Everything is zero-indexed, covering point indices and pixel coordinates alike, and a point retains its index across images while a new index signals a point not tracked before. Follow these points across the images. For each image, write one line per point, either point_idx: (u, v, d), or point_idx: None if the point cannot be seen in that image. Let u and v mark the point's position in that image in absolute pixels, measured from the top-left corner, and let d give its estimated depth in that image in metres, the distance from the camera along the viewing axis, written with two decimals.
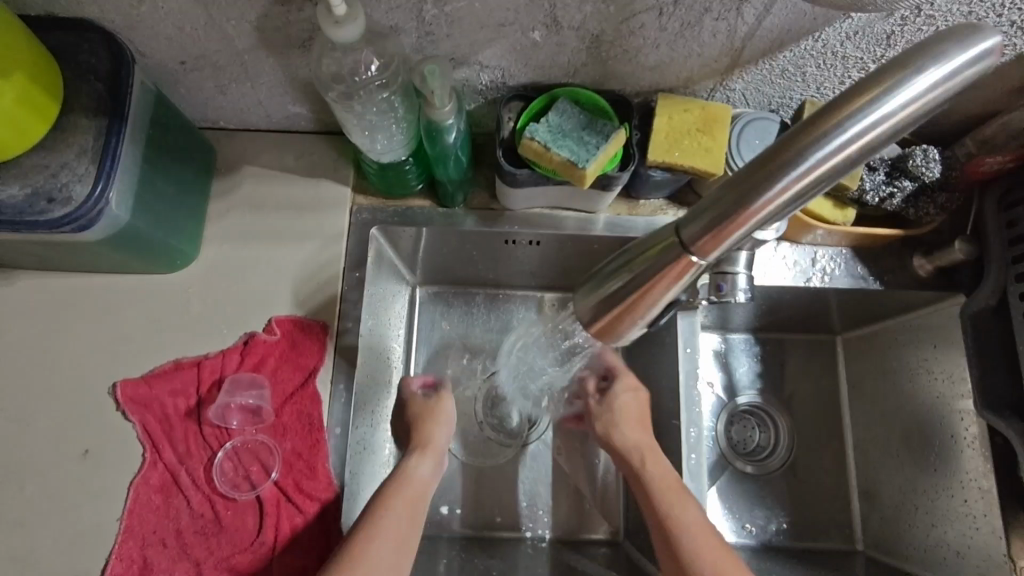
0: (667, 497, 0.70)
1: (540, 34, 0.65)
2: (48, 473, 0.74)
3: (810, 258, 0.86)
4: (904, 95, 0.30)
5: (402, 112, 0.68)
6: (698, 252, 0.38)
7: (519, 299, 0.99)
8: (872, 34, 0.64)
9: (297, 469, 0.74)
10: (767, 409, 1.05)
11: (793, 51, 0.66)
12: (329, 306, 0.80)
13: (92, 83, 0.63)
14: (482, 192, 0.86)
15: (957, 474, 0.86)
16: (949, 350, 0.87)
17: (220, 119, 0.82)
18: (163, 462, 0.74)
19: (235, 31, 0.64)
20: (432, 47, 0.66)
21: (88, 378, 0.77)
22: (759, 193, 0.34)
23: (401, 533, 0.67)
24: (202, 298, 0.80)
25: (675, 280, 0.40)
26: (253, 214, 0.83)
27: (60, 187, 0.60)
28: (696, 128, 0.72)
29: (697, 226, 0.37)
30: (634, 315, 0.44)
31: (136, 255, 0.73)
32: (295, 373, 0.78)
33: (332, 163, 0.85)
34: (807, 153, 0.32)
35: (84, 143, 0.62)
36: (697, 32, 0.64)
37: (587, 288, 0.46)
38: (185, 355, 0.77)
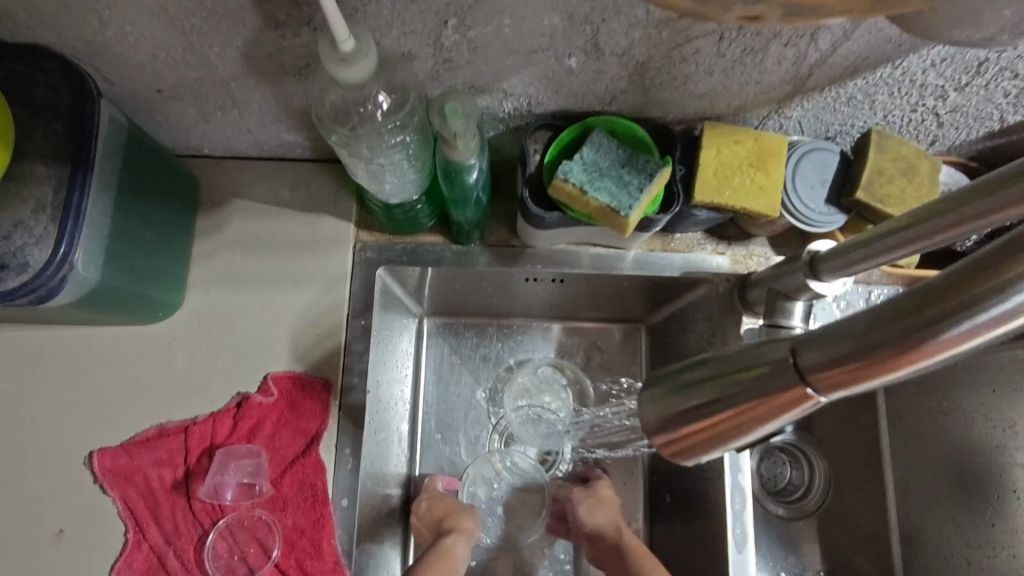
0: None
1: (576, 61, 0.56)
2: (16, 558, 0.65)
3: (864, 299, 0.75)
4: None
5: (415, 151, 0.59)
6: (819, 388, 0.30)
7: (534, 329, 0.89)
8: (961, 62, 0.55)
9: (300, 548, 0.67)
10: (801, 446, 1.00)
11: (866, 79, 0.58)
12: (332, 359, 0.71)
13: (49, 123, 0.53)
14: (499, 227, 0.77)
15: (1019, 532, 0.79)
16: (1010, 395, 0.81)
17: (203, 146, 0.73)
18: (147, 543, 0.66)
19: (219, 58, 0.54)
20: (450, 75, 0.57)
21: (60, 446, 0.68)
22: (928, 335, 0.26)
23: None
24: (188, 352, 0.71)
25: (777, 412, 0.32)
26: (244, 254, 0.74)
27: (13, 252, 0.50)
28: (749, 162, 0.64)
29: (826, 356, 0.29)
30: (715, 441, 0.35)
31: (112, 311, 0.64)
32: (295, 438, 0.69)
33: (332, 195, 0.75)
34: (1006, 292, 0.25)
35: (43, 196, 0.52)
36: (759, 58, 0.55)
37: (650, 394, 0.37)
38: (170, 419, 0.69)
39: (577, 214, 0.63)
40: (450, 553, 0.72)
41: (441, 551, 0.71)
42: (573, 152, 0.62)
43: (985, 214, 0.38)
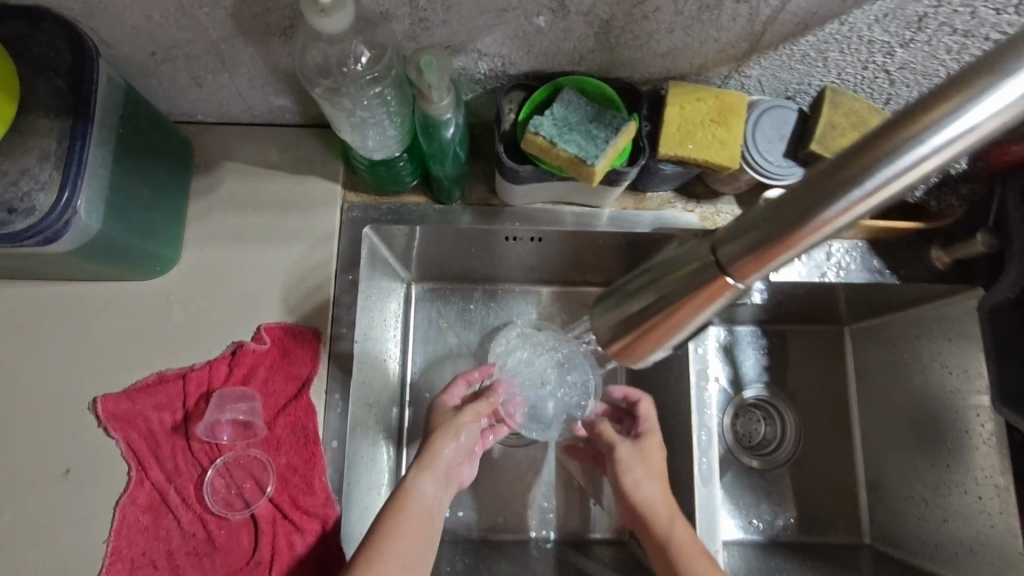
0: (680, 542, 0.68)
1: (545, 19, 0.60)
2: (26, 496, 0.70)
3: (825, 252, 0.82)
4: (996, 104, 0.26)
5: (395, 106, 0.63)
6: (735, 275, 0.34)
7: (518, 294, 0.94)
8: (902, 17, 0.59)
9: (293, 484, 0.71)
10: (774, 401, 1.02)
11: (817, 35, 0.62)
12: (322, 310, 0.76)
13: (52, 81, 0.57)
14: (479, 187, 0.81)
15: (970, 470, 0.84)
16: (965, 344, 0.84)
17: (196, 111, 0.76)
18: (150, 481, 0.70)
19: (208, 18, 0.58)
20: (427, 35, 0.61)
21: (65, 394, 0.72)
22: (814, 214, 0.30)
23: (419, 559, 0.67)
24: (185, 306, 0.75)
25: (704, 304, 0.36)
26: (236, 213, 0.78)
27: (21, 196, 0.54)
28: (711, 117, 0.68)
29: (739, 244, 0.33)
30: (658, 339, 0.40)
31: (112, 263, 0.68)
32: (287, 383, 0.74)
33: (320, 157, 0.79)
34: (874, 170, 0.28)
35: (47, 147, 0.56)
36: (715, 15, 0.59)
37: (606, 305, 0.42)
38: (169, 367, 0.73)
39: (551, 167, 0.67)
40: (412, 493, 0.71)
41: (399, 496, 0.71)
42: (545, 109, 0.66)
43: None
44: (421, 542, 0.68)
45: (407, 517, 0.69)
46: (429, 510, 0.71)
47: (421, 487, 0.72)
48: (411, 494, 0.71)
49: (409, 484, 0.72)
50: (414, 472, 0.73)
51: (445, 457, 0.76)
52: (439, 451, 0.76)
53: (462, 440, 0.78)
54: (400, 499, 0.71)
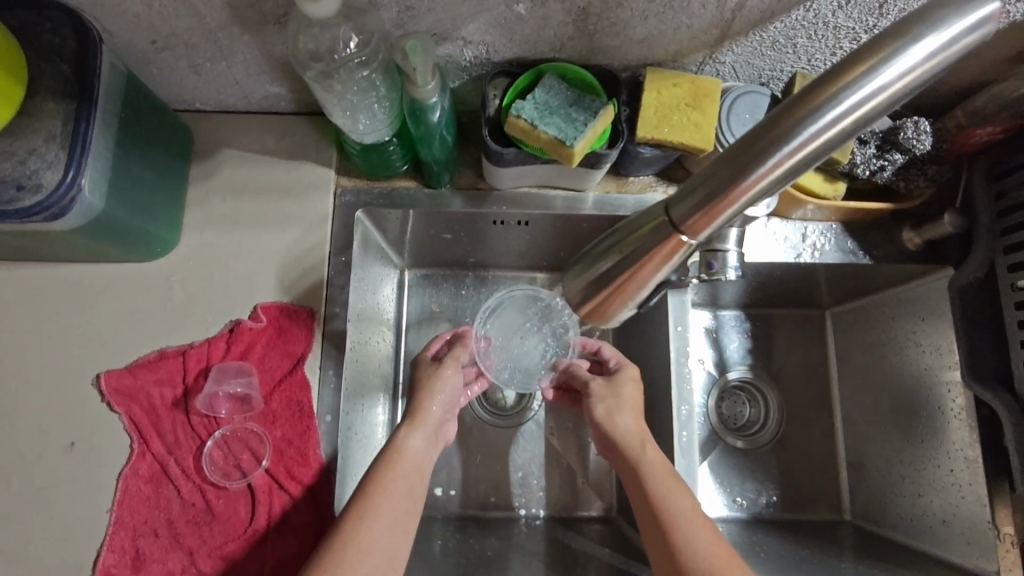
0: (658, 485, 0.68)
1: (524, 7, 0.63)
2: (33, 467, 0.73)
3: (800, 234, 0.85)
4: (901, 66, 0.29)
5: (384, 91, 0.66)
6: (688, 232, 0.37)
7: (509, 280, 0.97)
8: (864, 3, 0.62)
9: (288, 456, 0.74)
10: (758, 384, 1.03)
11: (784, 22, 0.65)
12: (316, 290, 0.79)
13: (57, 65, 0.61)
14: (468, 172, 0.84)
15: (944, 444, 0.85)
16: (937, 322, 0.86)
17: (195, 100, 0.80)
18: (151, 453, 0.73)
19: (206, 7, 0.61)
20: (413, 23, 0.64)
21: (70, 370, 0.75)
22: (750, 170, 0.33)
23: (406, 514, 0.68)
24: (184, 286, 0.78)
25: (663, 261, 0.39)
26: (234, 198, 0.81)
27: (29, 174, 0.58)
28: (685, 102, 0.71)
29: (688, 202, 0.36)
30: (623, 298, 0.43)
31: (114, 243, 0.72)
32: (283, 360, 0.77)
33: (315, 144, 0.83)
34: (800, 128, 0.31)
35: (53, 128, 0.59)
36: (686, 3, 0.62)
37: (575, 270, 0.45)
38: (170, 344, 0.76)
39: (533, 149, 0.70)
40: (403, 449, 0.73)
41: (389, 452, 0.72)
42: (528, 94, 0.70)
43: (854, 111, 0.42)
44: (409, 497, 0.69)
45: (401, 472, 0.70)
46: (418, 467, 0.73)
47: (411, 442, 0.74)
48: (401, 449, 0.73)
49: (400, 440, 0.74)
50: (404, 429, 0.75)
51: (433, 416, 0.78)
52: (427, 409, 0.78)
53: (445, 397, 0.81)
54: (391, 455, 0.72)
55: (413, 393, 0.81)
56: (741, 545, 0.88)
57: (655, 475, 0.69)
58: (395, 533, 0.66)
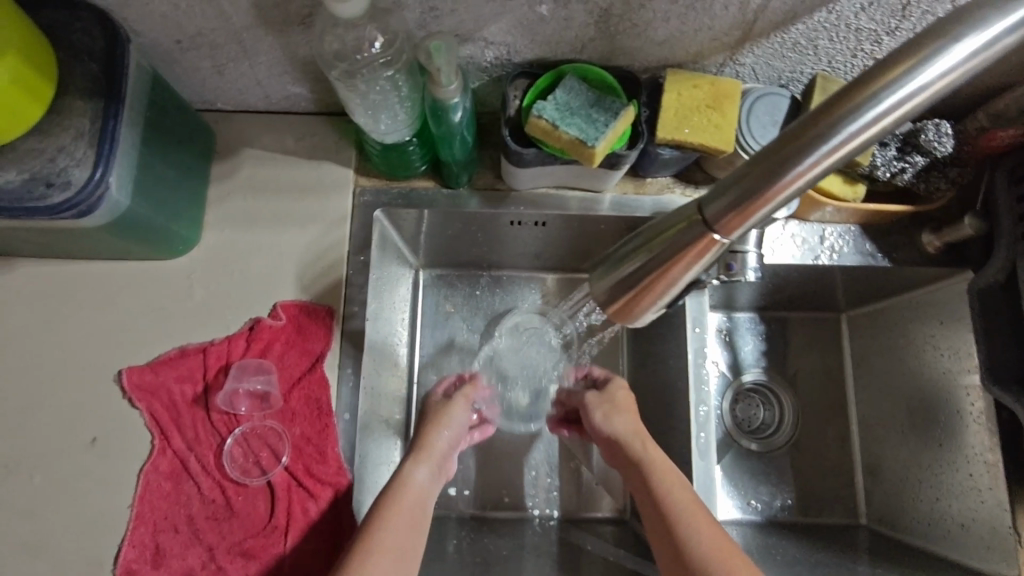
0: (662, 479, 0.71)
1: (547, 8, 0.63)
2: (56, 461, 0.73)
3: (818, 236, 0.85)
4: (942, 66, 0.29)
5: (406, 91, 0.67)
6: (721, 231, 0.37)
7: (524, 280, 0.97)
8: (887, 5, 0.62)
9: (307, 453, 0.75)
10: (773, 388, 1.02)
11: (806, 23, 0.65)
12: (335, 289, 0.79)
13: (86, 63, 0.62)
14: (486, 173, 0.84)
15: (962, 448, 0.85)
16: (956, 325, 0.85)
17: (217, 100, 0.80)
18: (172, 449, 0.74)
19: (232, 8, 0.62)
20: (436, 23, 0.64)
21: (92, 366, 0.76)
22: (786, 170, 0.33)
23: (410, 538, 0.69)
24: (205, 284, 0.79)
25: (695, 260, 0.39)
26: (254, 197, 0.82)
27: (58, 171, 0.59)
28: (707, 103, 0.71)
29: (723, 201, 0.36)
30: (652, 296, 0.43)
31: (137, 240, 0.72)
32: (301, 358, 0.77)
33: (334, 144, 0.83)
34: (838, 127, 0.31)
35: (82, 126, 0.61)
36: (708, 4, 0.62)
37: (602, 269, 0.45)
38: (190, 341, 0.77)
39: (550, 148, 0.71)
40: (409, 482, 0.74)
41: (395, 482, 0.74)
42: (548, 95, 0.70)
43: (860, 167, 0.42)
44: (413, 525, 0.70)
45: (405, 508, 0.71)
46: (422, 501, 0.73)
47: (417, 476, 0.75)
48: (408, 481, 0.74)
49: (406, 473, 0.75)
50: (409, 463, 0.77)
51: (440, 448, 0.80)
52: (432, 442, 0.80)
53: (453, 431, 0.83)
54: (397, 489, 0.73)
55: (421, 425, 0.83)
56: (756, 548, 0.88)
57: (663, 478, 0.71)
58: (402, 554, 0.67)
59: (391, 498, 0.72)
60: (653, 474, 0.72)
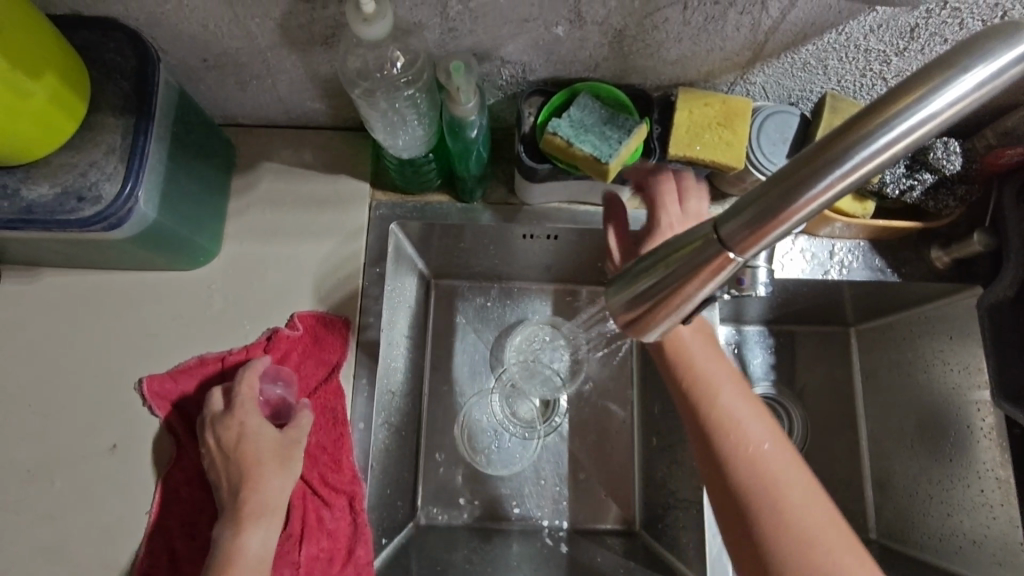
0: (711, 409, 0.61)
1: (562, 29, 0.65)
2: (76, 466, 0.75)
3: (828, 251, 0.86)
4: (952, 95, 0.30)
5: (425, 109, 0.68)
6: (736, 250, 0.38)
7: (534, 292, 0.98)
8: (896, 27, 0.63)
9: (322, 463, 0.76)
10: (783, 402, 1.01)
11: (816, 44, 0.67)
12: (351, 301, 0.81)
13: (118, 82, 0.64)
14: (499, 187, 0.86)
15: (973, 464, 0.85)
16: (966, 340, 0.85)
17: (238, 115, 0.82)
18: (189, 456, 0.75)
19: (258, 29, 0.64)
20: (454, 43, 0.66)
21: (113, 374, 0.78)
22: (802, 191, 0.34)
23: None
24: (224, 294, 0.81)
25: (709, 277, 0.40)
26: (273, 209, 0.83)
27: (89, 186, 0.61)
28: (717, 121, 0.72)
29: (739, 220, 0.37)
30: (666, 313, 0.44)
31: (161, 251, 0.74)
32: (318, 368, 0.79)
33: (351, 159, 0.85)
34: (852, 151, 0.32)
35: (112, 142, 0.63)
36: (720, 26, 0.64)
37: (618, 284, 0.46)
38: (209, 351, 0.78)
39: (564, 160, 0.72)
40: (239, 551, 0.66)
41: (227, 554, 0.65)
42: (562, 112, 0.72)
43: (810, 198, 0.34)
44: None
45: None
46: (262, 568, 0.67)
47: (247, 544, 0.67)
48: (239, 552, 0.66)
49: (233, 541, 0.66)
50: (230, 531, 0.67)
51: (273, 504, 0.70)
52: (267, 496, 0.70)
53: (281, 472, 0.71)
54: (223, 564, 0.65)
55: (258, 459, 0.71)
56: None
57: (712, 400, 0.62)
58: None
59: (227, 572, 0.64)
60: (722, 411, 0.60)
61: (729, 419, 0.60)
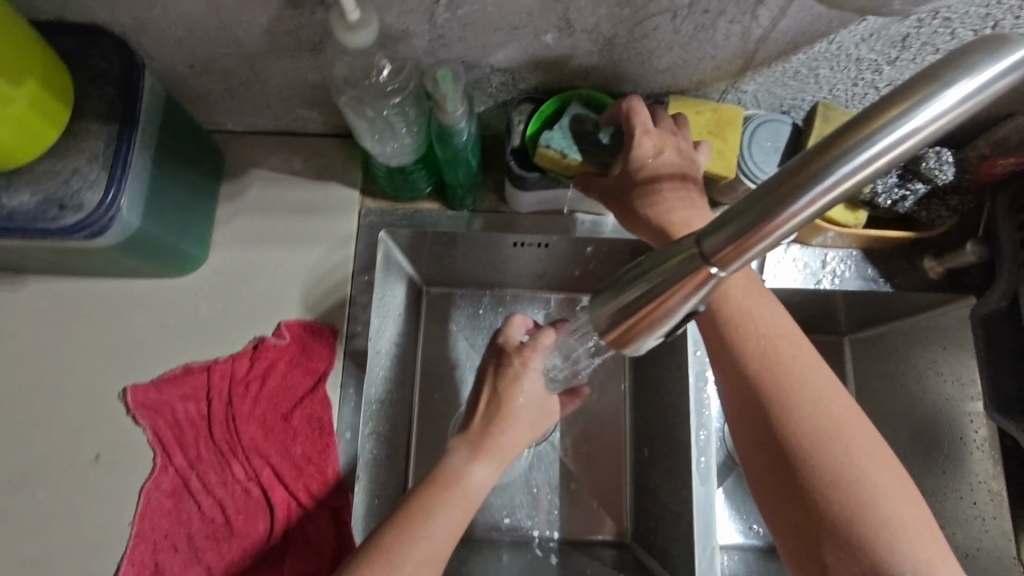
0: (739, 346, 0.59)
1: (552, 37, 0.64)
2: (58, 477, 0.74)
3: (820, 260, 0.86)
4: (936, 109, 0.30)
5: (413, 117, 0.68)
6: (719, 264, 0.38)
7: (526, 300, 0.97)
8: (887, 37, 0.63)
9: (307, 473, 0.75)
10: None
11: (807, 54, 0.66)
12: (340, 309, 0.80)
13: (103, 88, 0.64)
14: (490, 195, 0.85)
15: (966, 476, 0.84)
16: (960, 351, 0.84)
17: (227, 121, 0.82)
18: (173, 467, 0.74)
19: (245, 35, 0.63)
20: (444, 50, 0.66)
21: (98, 383, 0.77)
22: (786, 206, 0.33)
23: (454, 535, 0.61)
24: (211, 302, 0.80)
25: (693, 290, 0.40)
26: (261, 217, 0.83)
27: (71, 193, 0.61)
28: (708, 129, 0.71)
29: (722, 235, 0.37)
30: (649, 325, 0.43)
31: (146, 258, 0.74)
32: (304, 377, 0.78)
33: (341, 166, 0.84)
34: (833, 167, 0.32)
35: (95, 149, 0.62)
36: (710, 34, 0.64)
37: (604, 295, 0.45)
38: (194, 359, 0.77)
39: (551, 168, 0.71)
40: (460, 480, 0.64)
41: (446, 480, 0.64)
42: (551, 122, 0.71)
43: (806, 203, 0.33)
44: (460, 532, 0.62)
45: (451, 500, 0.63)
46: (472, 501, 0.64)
47: (473, 475, 0.65)
48: (460, 480, 0.64)
49: (463, 467, 0.65)
50: (467, 454, 0.66)
51: (508, 448, 0.68)
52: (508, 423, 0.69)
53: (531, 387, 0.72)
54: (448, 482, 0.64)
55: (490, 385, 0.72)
56: None
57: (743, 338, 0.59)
58: (435, 565, 0.59)
59: (433, 497, 0.62)
60: (750, 345, 0.59)
61: (760, 350, 0.58)
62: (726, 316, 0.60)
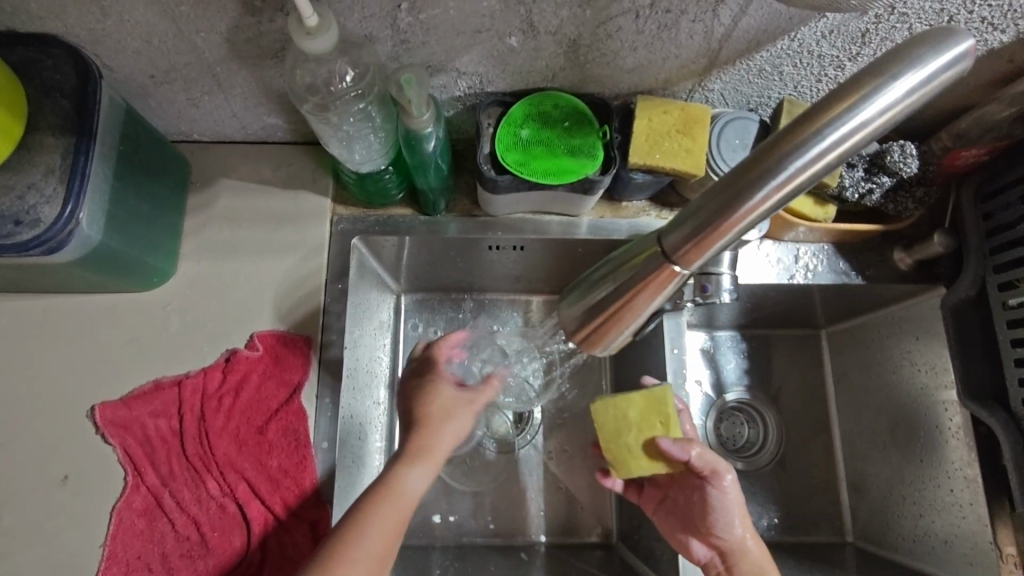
0: (734, 541, 0.72)
1: (516, 40, 0.64)
2: (24, 500, 0.72)
3: (793, 255, 0.86)
4: (882, 102, 0.31)
5: (380, 121, 0.68)
6: (680, 262, 0.38)
7: (505, 303, 0.97)
8: (847, 33, 0.64)
9: (284, 486, 0.73)
10: (756, 406, 1.01)
11: (770, 51, 0.67)
12: (312, 319, 0.79)
13: (58, 101, 0.63)
14: (463, 199, 0.84)
15: (942, 464, 0.84)
16: (931, 341, 0.85)
17: (194, 131, 0.80)
18: (145, 485, 0.73)
19: (205, 43, 0.62)
20: (408, 55, 0.66)
21: (66, 402, 0.75)
22: (739, 204, 0.34)
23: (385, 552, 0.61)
24: (180, 316, 0.78)
25: (657, 289, 0.40)
26: (231, 227, 0.81)
27: (27, 209, 0.60)
28: (676, 128, 0.72)
29: (680, 234, 0.37)
30: (617, 325, 0.43)
31: (111, 273, 0.72)
32: (279, 389, 0.76)
33: (311, 174, 0.83)
34: (786, 162, 0.32)
35: (52, 162, 0.62)
36: (674, 34, 0.64)
37: (572, 297, 0.45)
38: (165, 375, 0.76)
39: (645, 406, 0.72)
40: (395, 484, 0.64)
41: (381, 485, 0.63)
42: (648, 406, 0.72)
43: (762, 203, 0.34)
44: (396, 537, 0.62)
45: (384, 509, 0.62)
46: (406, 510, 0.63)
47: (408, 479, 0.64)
48: (393, 486, 0.63)
49: (396, 474, 0.64)
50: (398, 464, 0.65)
51: (442, 451, 0.68)
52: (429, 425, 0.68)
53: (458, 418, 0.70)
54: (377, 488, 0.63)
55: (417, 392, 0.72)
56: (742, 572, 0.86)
57: (737, 536, 0.72)
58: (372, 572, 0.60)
59: (372, 501, 0.62)
60: (737, 542, 0.72)
61: (740, 547, 0.72)
62: (726, 519, 0.72)
